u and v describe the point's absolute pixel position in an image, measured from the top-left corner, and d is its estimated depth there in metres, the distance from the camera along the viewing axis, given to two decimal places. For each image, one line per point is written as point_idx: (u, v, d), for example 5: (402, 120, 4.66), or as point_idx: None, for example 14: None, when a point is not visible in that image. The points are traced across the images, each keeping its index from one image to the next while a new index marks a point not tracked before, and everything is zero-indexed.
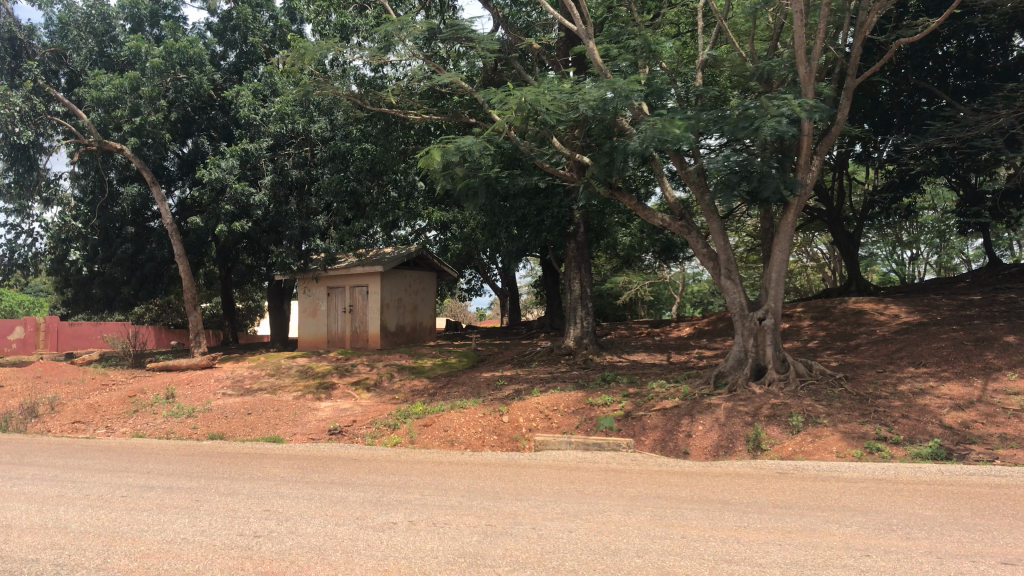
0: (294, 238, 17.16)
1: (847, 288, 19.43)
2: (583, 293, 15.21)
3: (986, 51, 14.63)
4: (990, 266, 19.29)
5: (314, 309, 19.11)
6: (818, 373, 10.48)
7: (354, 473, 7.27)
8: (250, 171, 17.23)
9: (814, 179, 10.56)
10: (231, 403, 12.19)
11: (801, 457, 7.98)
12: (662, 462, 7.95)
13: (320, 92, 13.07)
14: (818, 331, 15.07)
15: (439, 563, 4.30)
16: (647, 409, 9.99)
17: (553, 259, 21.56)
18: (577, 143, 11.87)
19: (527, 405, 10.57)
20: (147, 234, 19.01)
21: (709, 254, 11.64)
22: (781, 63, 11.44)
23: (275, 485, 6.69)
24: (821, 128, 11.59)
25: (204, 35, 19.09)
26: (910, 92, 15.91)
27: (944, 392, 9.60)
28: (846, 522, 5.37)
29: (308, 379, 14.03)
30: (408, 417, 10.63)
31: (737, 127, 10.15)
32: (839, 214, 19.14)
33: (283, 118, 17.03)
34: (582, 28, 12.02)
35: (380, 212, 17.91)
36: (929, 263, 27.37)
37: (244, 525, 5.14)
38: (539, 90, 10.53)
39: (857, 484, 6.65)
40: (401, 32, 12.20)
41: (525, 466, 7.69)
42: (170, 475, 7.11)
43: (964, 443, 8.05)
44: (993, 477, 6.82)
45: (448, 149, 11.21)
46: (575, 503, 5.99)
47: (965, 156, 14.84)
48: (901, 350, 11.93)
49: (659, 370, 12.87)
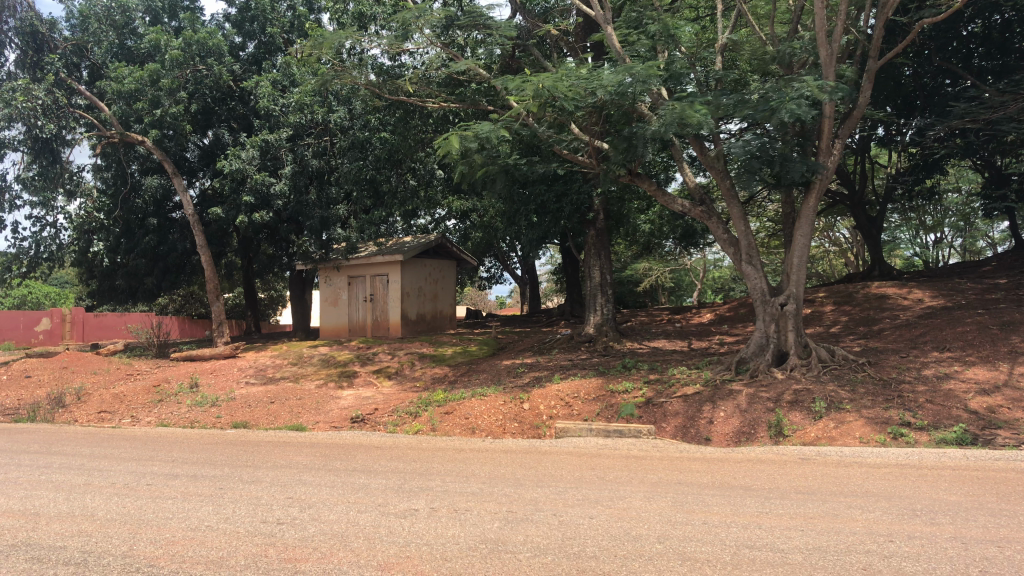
0: (314, 227, 17.22)
1: (870, 273, 19.25)
2: (603, 281, 15.16)
3: (1012, 31, 14.42)
4: (1016, 249, 18.99)
5: (336, 298, 19.22)
6: (841, 358, 10.42)
7: (376, 460, 7.33)
8: (271, 161, 17.46)
9: (835, 163, 10.44)
10: (255, 392, 12.30)
11: (824, 443, 7.96)
12: (683, 448, 7.92)
13: (339, 81, 13.08)
14: (840, 316, 14.94)
15: (461, 549, 4.33)
16: (669, 395, 9.96)
17: (573, 247, 21.59)
18: (596, 130, 12.01)
19: (548, 392, 10.60)
20: (170, 225, 19.23)
21: (730, 239, 11.52)
22: (802, 46, 11.39)
23: (297, 472, 6.75)
24: (844, 110, 11.44)
25: (222, 26, 19.25)
26: (933, 74, 15.80)
27: (969, 376, 9.53)
28: (869, 508, 5.34)
29: (330, 368, 14.13)
30: (430, 405, 10.69)
31: (757, 110, 10.11)
32: (860, 199, 18.88)
33: (302, 108, 17.11)
34: (599, 13, 12.16)
35: (399, 200, 17.45)
36: (954, 246, 27.14)
37: (266, 513, 5.19)
38: (557, 76, 10.52)
39: (879, 470, 6.61)
40: (419, 19, 12.27)
41: (547, 453, 7.70)
42: (196, 464, 7.18)
43: (989, 428, 7.98)
44: (1017, 462, 6.76)
45: (467, 137, 11.13)
46: (596, 489, 6.01)
47: (990, 137, 14.64)
48: (925, 335, 11.83)
49: (680, 357, 12.85)
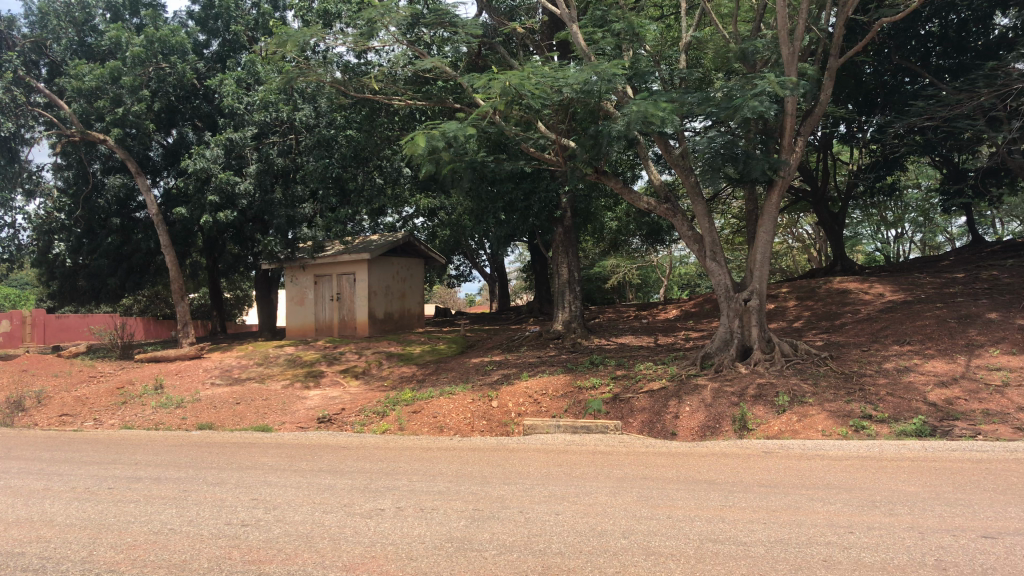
0: (280, 227, 17.16)
1: (833, 268, 19.52)
2: (571, 278, 15.26)
3: (967, 30, 14.71)
4: (973, 243, 19.37)
5: (302, 297, 19.10)
6: (803, 353, 10.58)
7: (342, 460, 7.30)
8: (235, 160, 17.36)
9: (797, 160, 10.53)
10: (220, 393, 12.18)
11: (787, 436, 8.08)
12: (649, 443, 7.99)
13: (304, 79, 12.97)
14: (803, 311, 15.14)
15: (427, 548, 4.35)
16: (635, 391, 10.04)
17: (540, 244, 21.66)
18: (563, 127, 12.03)
19: (516, 389, 10.63)
20: (133, 225, 18.84)
21: (694, 236, 11.63)
22: (765, 45, 11.51)
23: (262, 473, 6.73)
24: (806, 108, 11.58)
25: (185, 23, 19.03)
26: (892, 72, 16.03)
27: (928, 369, 9.72)
28: (830, 500, 5.42)
29: (296, 368, 14.07)
30: (397, 404, 10.67)
31: (720, 108, 10.23)
32: (823, 195, 19.13)
33: (267, 107, 17.00)
34: (565, 10, 12.19)
35: (365, 198, 17.23)
36: (914, 241, 27.63)
37: (231, 515, 5.17)
38: (524, 74, 10.44)
39: (840, 463, 6.72)
40: (384, 17, 12.22)
41: (513, 450, 7.72)
42: (159, 466, 7.11)
43: (948, 419, 8.15)
44: (973, 452, 6.91)
45: (433, 135, 11.07)
46: (563, 485, 6.06)
47: (949, 134, 14.90)
48: (886, 329, 12.04)
49: (647, 352, 12.96)
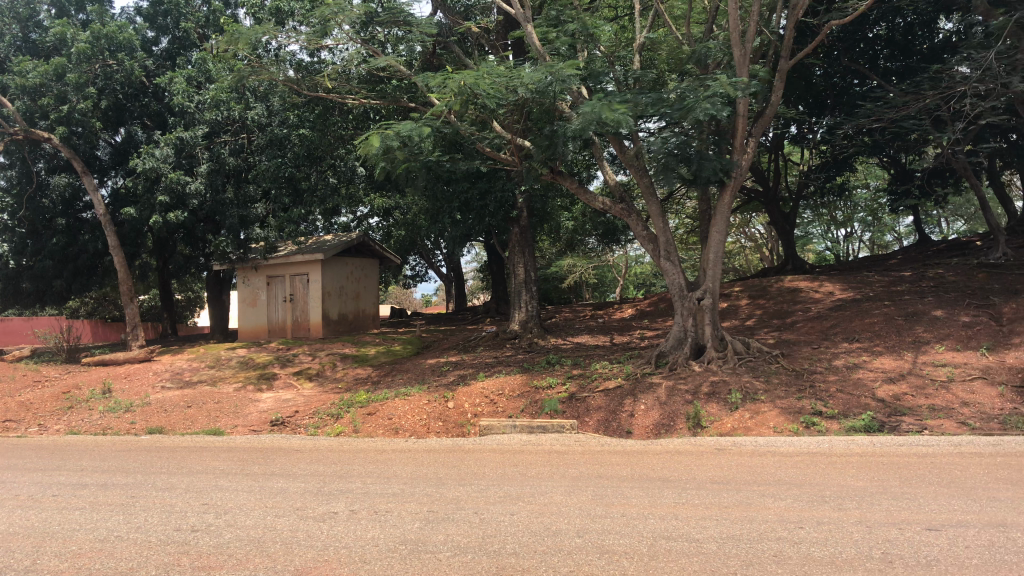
0: (232, 227, 16.90)
1: (784, 267, 19.81)
2: (527, 278, 15.27)
3: (913, 34, 15.11)
4: (920, 242, 19.81)
5: (254, 299, 18.84)
6: (755, 351, 10.71)
7: (294, 464, 7.21)
8: (185, 160, 16.89)
9: (748, 161, 10.78)
10: (170, 397, 11.96)
11: (740, 433, 8.17)
12: (604, 442, 8.02)
13: (256, 77, 12.80)
14: (755, 309, 15.34)
15: (380, 551, 4.31)
16: (591, 390, 10.08)
17: (496, 244, 21.66)
18: (518, 127, 12.03)
19: (472, 390, 10.60)
20: (79, 225, 18.46)
21: (649, 236, 11.70)
22: (717, 47, 11.63)
23: (213, 478, 6.62)
24: (757, 109, 11.73)
25: (133, 20, 18.67)
26: (842, 74, 16.36)
27: (876, 365, 9.91)
28: (781, 496, 5.49)
29: (249, 370, 13.88)
30: (352, 406, 10.58)
31: (673, 109, 10.32)
32: (775, 195, 19.41)
33: (218, 105, 16.87)
34: (519, 10, 12.17)
35: (318, 198, 16.94)
36: (863, 240, 28.18)
37: (180, 520, 5.07)
38: (478, 74, 10.45)
39: (791, 459, 6.82)
40: (338, 15, 12.10)
41: (469, 451, 7.70)
42: (106, 472, 6.95)
43: (895, 415, 8.31)
44: (919, 447, 7.06)
45: (388, 135, 10.97)
46: (518, 485, 6.04)
47: (896, 136, 15.20)
48: (836, 326, 12.24)
49: (603, 352, 13.02)
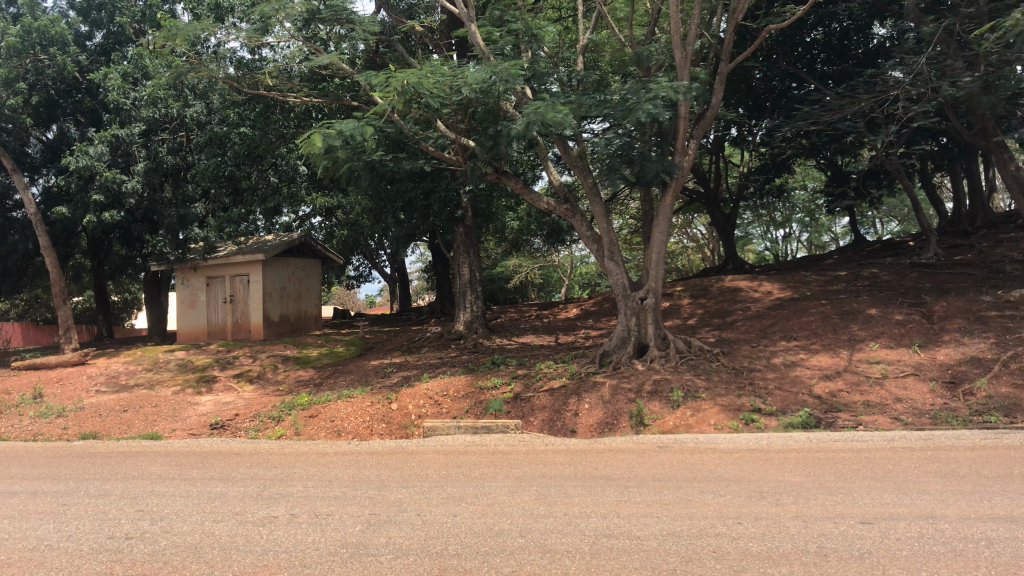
0: (171, 227, 16.51)
1: (725, 267, 20.14)
2: (472, 278, 15.25)
3: (849, 38, 15.45)
4: (855, 243, 20.31)
5: (194, 300, 18.47)
6: (697, 349, 10.86)
7: (234, 467, 7.08)
8: (122, 158, 16.48)
9: (690, 162, 10.85)
10: (105, 401, 11.65)
11: (682, 431, 8.27)
12: (548, 441, 8.05)
13: (194, 74, 12.55)
14: (697, 309, 15.56)
15: (321, 555, 4.25)
16: (535, 390, 10.10)
17: (441, 244, 21.59)
18: (462, 127, 12.00)
19: (416, 391, 10.54)
20: (10, 225, 17.97)
21: (592, 236, 11.77)
22: (659, 49, 11.76)
23: (149, 483, 6.46)
24: (698, 112, 11.90)
25: (66, 14, 18.14)
26: (781, 78, 16.67)
27: (813, 363, 10.13)
28: (720, 492, 5.58)
29: (187, 373, 13.59)
30: (294, 409, 10.44)
31: (616, 111, 10.38)
32: (715, 196, 19.71)
33: (156, 102, 16.52)
34: (463, 10, 12.11)
35: (259, 197, 16.65)
36: (801, 241, 28.80)
37: (114, 527, 4.94)
38: (422, 73, 10.41)
39: (731, 455, 6.92)
40: (279, 12, 11.93)
41: (412, 453, 7.66)
42: (36, 479, 6.74)
43: (831, 411, 8.50)
44: (854, 442, 7.23)
45: (330, 134, 10.82)
46: (461, 486, 6.02)
47: (832, 138, 15.54)
48: (774, 325, 12.48)
49: (547, 351, 13.07)
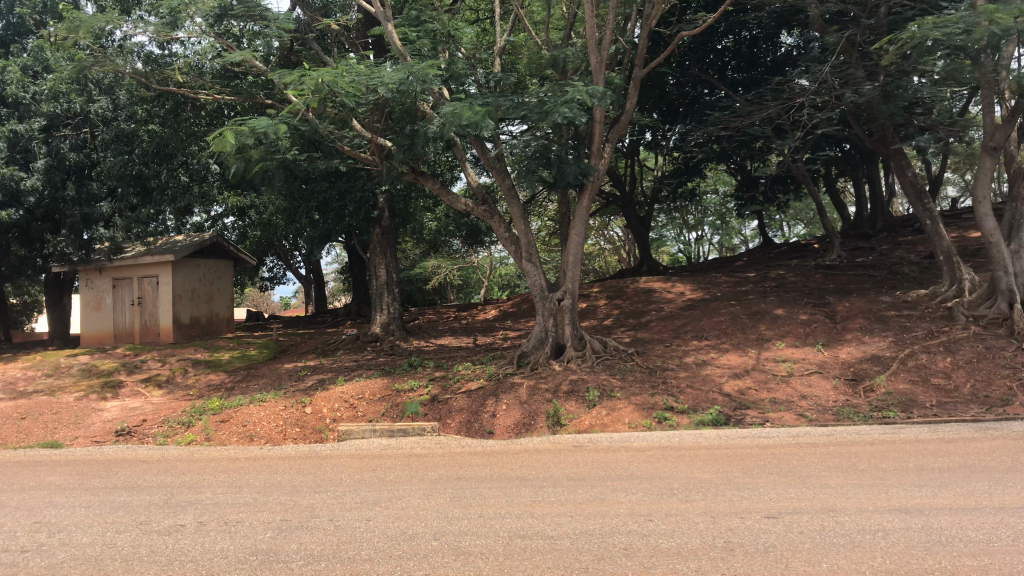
0: (73, 227, 16.05)
1: (640, 268, 20.48)
2: (389, 279, 15.14)
3: (758, 47, 15.85)
4: (764, 245, 20.94)
5: (99, 302, 17.81)
6: (612, 349, 11.03)
7: (140, 475, 6.87)
8: (20, 154, 15.88)
9: (605, 165, 11.00)
10: (2, 408, 11.13)
11: (597, 430, 8.39)
12: (465, 443, 8.05)
13: (99, 68, 12.11)
14: (613, 309, 15.79)
15: (230, 563, 4.16)
16: (453, 391, 10.09)
17: (357, 244, 21.36)
18: (379, 127, 11.88)
19: (331, 394, 10.40)
20: None
21: (510, 238, 11.81)
22: (574, 52, 11.89)
23: (47, 494, 6.19)
24: (613, 116, 12.07)
25: None
26: (693, 84, 17.00)
27: (723, 362, 10.40)
28: (632, 490, 5.68)
29: (92, 378, 13.09)
30: (204, 414, 10.17)
31: (533, 113, 10.42)
32: (631, 199, 20.04)
33: (57, 97, 15.71)
34: (378, 9, 11.96)
35: (168, 197, 15.98)
36: (713, 243, 29.51)
37: (8, 541, 4.73)
38: (337, 71, 10.31)
39: (643, 453, 7.05)
40: (188, 6, 11.62)
41: (326, 457, 7.56)
42: None
43: (740, 409, 8.74)
44: (761, 438, 7.46)
45: (243, 132, 10.55)
46: (376, 490, 5.97)
47: (742, 143, 15.97)
48: (686, 325, 12.76)
49: (465, 353, 13.06)
